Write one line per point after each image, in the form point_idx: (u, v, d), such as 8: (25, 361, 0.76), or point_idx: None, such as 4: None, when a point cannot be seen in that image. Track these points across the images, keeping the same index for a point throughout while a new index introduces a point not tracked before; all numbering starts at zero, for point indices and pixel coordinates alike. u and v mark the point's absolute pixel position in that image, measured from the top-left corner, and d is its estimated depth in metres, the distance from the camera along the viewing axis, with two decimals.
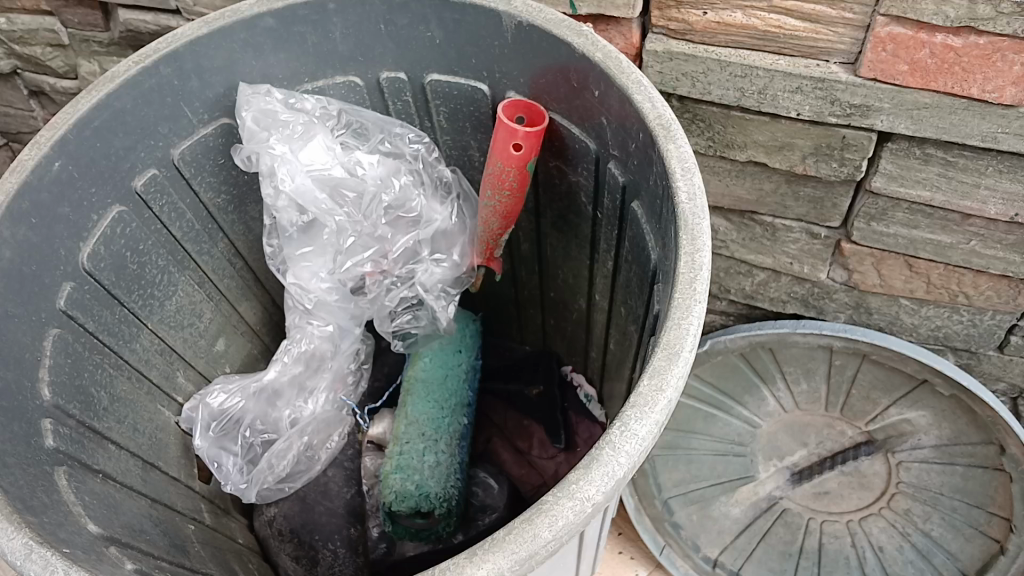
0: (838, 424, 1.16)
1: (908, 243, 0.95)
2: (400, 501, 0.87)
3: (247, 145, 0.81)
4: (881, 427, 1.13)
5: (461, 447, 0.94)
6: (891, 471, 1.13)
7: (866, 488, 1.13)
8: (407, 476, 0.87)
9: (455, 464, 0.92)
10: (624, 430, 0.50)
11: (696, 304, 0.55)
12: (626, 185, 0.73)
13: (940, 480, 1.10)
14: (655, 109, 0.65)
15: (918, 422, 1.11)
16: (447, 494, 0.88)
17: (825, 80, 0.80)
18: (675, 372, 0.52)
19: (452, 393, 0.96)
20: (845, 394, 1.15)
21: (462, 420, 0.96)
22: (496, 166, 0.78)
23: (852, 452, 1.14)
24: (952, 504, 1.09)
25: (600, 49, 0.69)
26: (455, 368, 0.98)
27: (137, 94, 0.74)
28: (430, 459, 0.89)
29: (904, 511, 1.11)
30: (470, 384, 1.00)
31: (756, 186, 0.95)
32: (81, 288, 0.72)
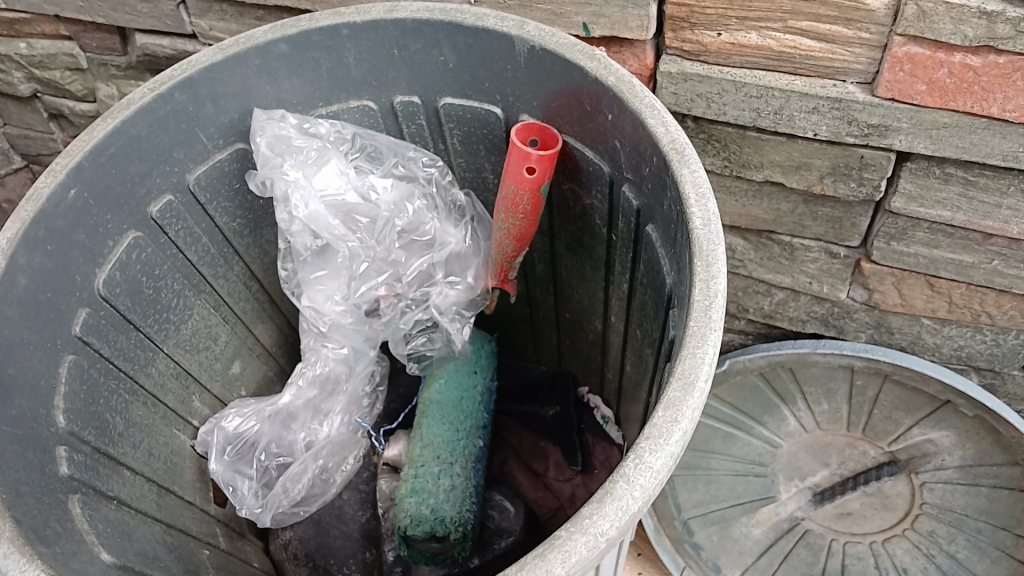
0: (859, 444, 1.14)
1: (930, 263, 0.93)
2: (415, 525, 0.86)
3: (261, 170, 0.81)
4: (904, 448, 1.12)
5: (477, 469, 0.93)
6: (914, 491, 1.11)
7: (888, 509, 1.11)
8: (422, 500, 0.87)
9: (471, 487, 0.91)
10: (638, 462, 0.49)
11: (712, 332, 0.54)
12: (640, 209, 0.72)
13: (964, 501, 1.09)
14: (669, 133, 0.64)
15: (941, 442, 1.10)
16: (462, 518, 0.88)
17: (842, 100, 0.79)
18: (691, 404, 0.52)
19: (468, 414, 0.96)
20: (866, 414, 1.14)
21: (479, 441, 0.95)
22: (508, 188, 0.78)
23: (874, 473, 1.12)
24: (977, 526, 1.07)
25: (612, 73, 0.69)
26: (470, 389, 0.98)
27: (152, 121, 0.74)
28: (445, 482, 0.89)
29: (928, 532, 1.08)
30: (486, 405, 1.00)
31: (774, 206, 0.94)
32: (97, 313, 0.73)
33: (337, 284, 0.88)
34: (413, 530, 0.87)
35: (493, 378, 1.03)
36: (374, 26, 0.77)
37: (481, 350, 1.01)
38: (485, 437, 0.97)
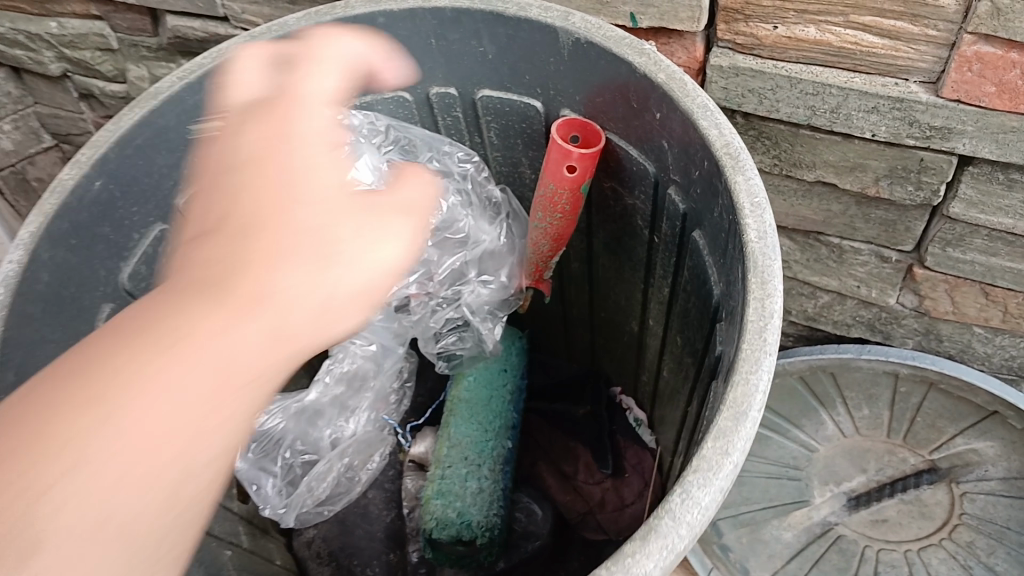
0: (899, 451, 1.08)
1: (986, 271, 0.89)
2: (440, 528, 0.85)
3: None
4: (946, 457, 1.06)
5: (507, 471, 0.91)
6: (954, 501, 1.03)
7: (927, 518, 1.03)
8: (448, 502, 0.86)
9: (499, 489, 0.89)
10: (685, 498, 0.46)
11: (766, 357, 0.50)
12: (686, 213, 0.69)
13: (1007, 514, 1.02)
14: (723, 136, 0.60)
15: (986, 452, 1.04)
16: (488, 522, 0.86)
17: (904, 101, 0.75)
18: (743, 435, 0.48)
19: (497, 414, 0.93)
20: (908, 421, 1.09)
21: (509, 442, 0.93)
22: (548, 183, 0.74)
23: (913, 480, 1.05)
24: (1019, 539, 1.00)
25: (662, 70, 0.65)
26: (500, 388, 0.96)
27: (182, 112, 0.71)
28: (472, 486, 0.87)
29: (967, 543, 1.00)
30: (517, 403, 0.97)
31: (824, 207, 0.90)
32: (121, 308, 0.71)
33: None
34: (439, 534, 0.85)
35: (524, 376, 1.00)
36: (411, 14, 0.73)
37: (511, 347, 0.99)
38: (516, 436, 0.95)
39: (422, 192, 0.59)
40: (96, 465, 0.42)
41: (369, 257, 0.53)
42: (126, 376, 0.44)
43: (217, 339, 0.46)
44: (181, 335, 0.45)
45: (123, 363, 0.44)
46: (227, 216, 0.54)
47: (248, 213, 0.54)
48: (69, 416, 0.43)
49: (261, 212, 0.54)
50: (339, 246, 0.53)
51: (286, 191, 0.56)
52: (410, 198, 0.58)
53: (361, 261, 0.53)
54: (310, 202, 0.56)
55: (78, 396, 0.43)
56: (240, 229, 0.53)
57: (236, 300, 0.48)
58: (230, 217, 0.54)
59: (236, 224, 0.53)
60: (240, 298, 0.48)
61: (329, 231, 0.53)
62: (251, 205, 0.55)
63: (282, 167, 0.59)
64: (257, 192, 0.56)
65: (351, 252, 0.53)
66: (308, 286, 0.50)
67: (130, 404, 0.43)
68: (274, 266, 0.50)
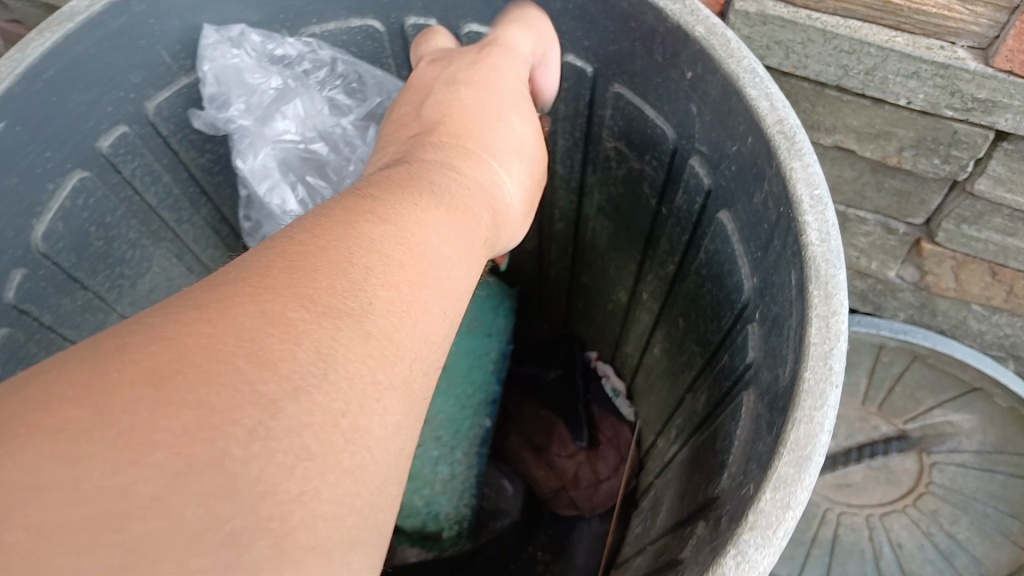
0: (872, 419, 1.09)
1: (999, 251, 0.83)
2: (407, 517, 0.84)
3: (207, 109, 0.68)
4: (921, 426, 1.06)
5: (484, 454, 0.88)
6: (922, 470, 1.07)
7: (892, 484, 1.09)
8: (418, 492, 0.84)
9: (473, 475, 0.86)
10: (741, 561, 0.40)
11: (833, 389, 0.43)
12: (711, 191, 0.60)
13: (975, 484, 1.06)
14: (775, 110, 0.51)
15: (961, 425, 1.04)
16: (456, 513, 0.84)
17: (949, 67, 0.66)
18: (807, 485, 0.41)
19: (472, 386, 0.89)
20: (886, 390, 1.06)
21: (487, 418, 0.89)
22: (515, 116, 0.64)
23: (883, 448, 1.08)
24: (984, 509, 1.06)
25: (701, 21, 0.55)
26: (483, 356, 0.92)
27: (102, 37, 0.59)
28: (442, 472, 0.85)
29: (931, 511, 1.08)
30: (498, 373, 0.92)
31: (835, 172, 0.83)
32: (35, 275, 0.59)
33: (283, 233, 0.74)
34: (408, 522, 0.84)
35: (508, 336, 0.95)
36: None
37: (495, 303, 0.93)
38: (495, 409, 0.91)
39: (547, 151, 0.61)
40: (394, 374, 0.33)
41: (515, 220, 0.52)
42: (372, 242, 0.37)
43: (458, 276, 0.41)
44: (450, 261, 0.40)
45: (406, 260, 0.38)
46: (469, 169, 0.49)
47: (506, 140, 0.53)
48: (286, 302, 0.32)
49: (517, 149, 0.54)
50: (523, 191, 0.53)
51: (531, 138, 0.55)
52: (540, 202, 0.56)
53: (510, 227, 0.51)
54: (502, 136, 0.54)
55: (326, 269, 0.35)
56: (478, 182, 0.49)
57: (457, 248, 0.42)
58: (469, 169, 0.49)
59: (490, 148, 0.52)
60: (465, 229, 0.44)
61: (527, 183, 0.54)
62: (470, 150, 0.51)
63: (510, 111, 0.55)
64: (519, 128, 0.55)
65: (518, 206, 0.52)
66: (506, 222, 0.50)
67: (410, 283, 0.37)
68: (481, 190, 0.48)
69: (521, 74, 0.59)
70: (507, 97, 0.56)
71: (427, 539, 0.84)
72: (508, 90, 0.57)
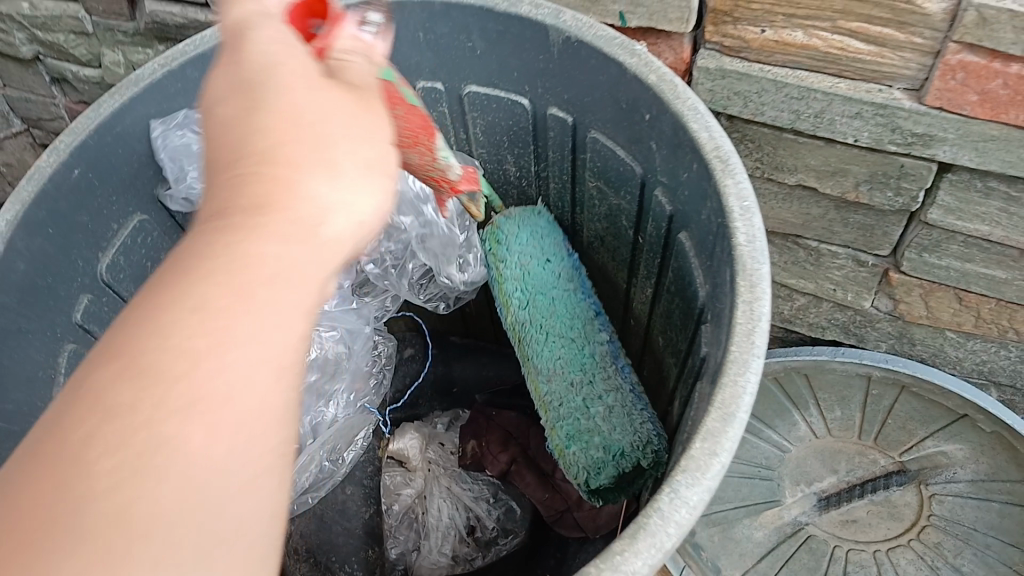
0: (869, 452, 1.06)
1: (961, 277, 0.90)
2: (596, 472, 0.76)
3: (175, 190, 0.73)
4: (915, 458, 1.04)
5: (618, 366, 0.81)
6: (922, 502, 1.01)
7: (895, 518, 1.01)
8: (587, 443, 0.77)
9: (631, 397, 0.79)
10: (674, 497, 0.47)
11: (754, 360, 0.51)
12: (672, 215, 0.69)
13: (974, 515, 0.99)
14: (712, 139, 0.60)
15: (955, 454, 1.03)
16: (640, 438, 0.76)
17: (887, 107, 0.75)
18: (730, 436, 0.49)
19: (570, 317, 0.82)
20: (880, 423, 1.07)
21: (600, 336, 0.82)
22: (415, 108, 0.69)
23: (883, 481, 1.03)
24: (986, 541, 0.97)
25: (654, 70, 0.65)
26: (557, 284, 0.83)
27: (161, 99, 0.70)
28: (601, 407, 0.78)
29: (936, 544, 0.98)
30: (579, 277, 0.85)
31: (803, 210, 0.91)
32: (99, 301, 0.69)
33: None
34: (597, 478, 0.76)
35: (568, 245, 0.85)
36: (400, 7, 0.72)
37: (536, 231, 0.84)
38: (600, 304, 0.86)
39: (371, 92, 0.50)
40: (160, 535, 0.35)
41: (364, 200, 0.46)
42: (100, 400, 0.36)
43: (234, 318, 0.39)
44: (213, 318, 0.38)
45: (150, 388, 0.36)
46: (258, 193, 0.43)
47: (304, 134, 0.46)
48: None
49: (319, 142, 0.46)
50: (350, 172, 0.46)
51: (332, 111, 0.47)
52: (386, 159, 0.48)
53: (353, 206, 0.45)
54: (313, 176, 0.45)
55: (43, 467, 0.34)
56: (277, 197, 0.43)
57: (221, 295, 0.39)
58: (261, 192, 0.43)
59: (288, 157, 0.45)
60: (237, 271, 0.40)
61: (356, 163, 0.46)
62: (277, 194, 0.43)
63: (290, 94, 0.47)
64: (312, 104, 0.47)
65: (356, 184, 0.45)
66: (333, 212, 0.44)
67: (143, 416, 0.35)
68: (287, 204, 0.43)
69: (287, 41, 0.51)
70: (288, 78, 0.48)
71: (629, 482, 0.76)
72: (282, 69, 0.48)
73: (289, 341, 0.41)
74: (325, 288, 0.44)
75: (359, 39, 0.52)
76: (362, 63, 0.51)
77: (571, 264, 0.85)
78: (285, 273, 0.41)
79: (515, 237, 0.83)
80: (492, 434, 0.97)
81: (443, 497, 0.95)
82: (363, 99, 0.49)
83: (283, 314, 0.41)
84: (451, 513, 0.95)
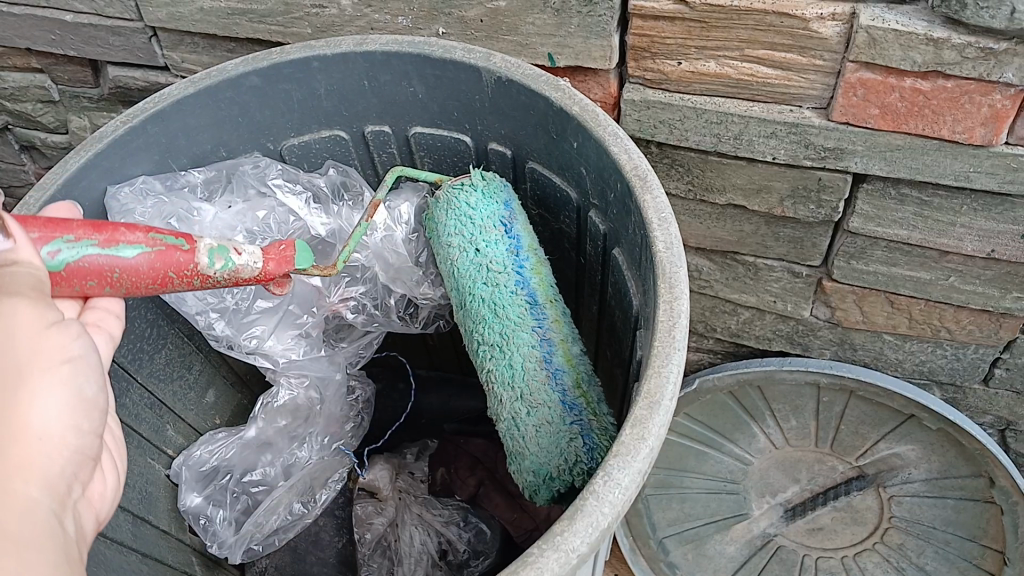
0: (828, 459, 1.05)
1: (889, 281, 0.96)
2: (535, 489, 0.76)
3: None
4: (870, 462, 1.03)
5: (549, 372, 0.76)
6: (883, 505, 1.01)
7: (859, 523, 1.01)
8: (522, 463, 0.75)
9: (560, 409, 0.74)
10: (607, 479, 0.51)
11: (675, 352, 0.56)
12: (607, 233, 0.75)
13: (932, 513, 1.00)
14: (632, 159, 0.66)
15: (908, 455, 1.02)
16: (567, 460, 0.73)
17: (799, 125, 0.82)
18: (656, 421, 0.54)
19: (498, 317, 0.78)
20: (833, 429, 1.06)
21: (527, 339, 0.77)
22: (142, 256, 0.63)
23: (843, 487, 1.02)
24: (944, 538, 0.98)
25: (577, 103, 0.71)
26: (488, 277, 0.79)
27: (124, 152, 0.77)
28: (528, 427, 0.74)
29: (898, 546, 0.98)
30: (513, 263, 0.80)
31: (737, 228, 0.97)
32: None
33: (266, 328, 0.85)
34: (539, 493, 0.76)
35: (506, 217, 0.81)
36: (344, 59, 0.78)
37: (460, 217, 0.80)
38: (542, 289, 0.80)
39: (35, 291, 0.52)
40: None
41: (56, 399, 0.50)
42: None
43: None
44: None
45: None
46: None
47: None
48: None
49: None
50: (40, 379, 0.49)
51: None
52: (62, 345, 0.51)
53: (48, 404, 0.49)
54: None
55: None
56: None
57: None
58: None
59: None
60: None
61: (37, 366, 0.49)
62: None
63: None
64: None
65: (46, 387, 0.49)
66: (28, 416, 0.48)
67: None
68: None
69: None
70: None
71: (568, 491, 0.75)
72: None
73: (27, 515, 0.46)
74: (49, 470, 0.49)
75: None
76: (20, 271, 0.52)
77: (506, 248, 0.80)
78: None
79: (445, 227, 0.82)
80: (460, 461, 1.12)
81: (415, 524, 0.99)
82: (31, 296, 0.51)
83: (12, 502, 0.45)
84: (422, 539, 0.98)
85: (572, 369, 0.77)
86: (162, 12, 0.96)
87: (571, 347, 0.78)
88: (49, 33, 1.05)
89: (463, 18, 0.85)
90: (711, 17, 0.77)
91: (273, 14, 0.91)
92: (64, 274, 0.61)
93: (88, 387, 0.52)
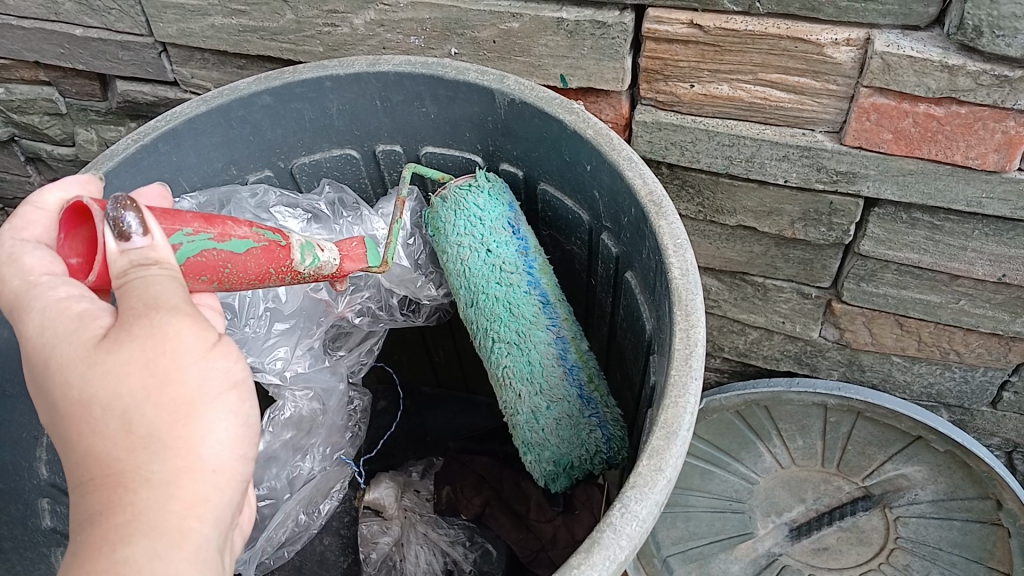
0: (834, 479, 1.03)
1: (898, 303, 0.95)
2: (551, 480, 0.78)
3: None
4: (877, 483, 1.02)
5: (566, 368, 0.77)
6: (889, 526, 0.99)
7: (865, 543, 0.98)
8: (537, 455, 0.77)
9: (579, 404, 0.76)
10: (624, 511, 0.51)
11: (692, 381, 0.56)
12: (619, 256, 0.76)
13: (938, 535, 0.97)
14: (646, 185, 0.66)
15: (914, 476, 1.01)
16: (588, 451, 0.75)
17: (811, 148, 0.82)
18: (673, 452, 0.53)
19: (520, 321, 0.78)
20: (840, 450, 1.05)
21: (543, 338, 0.77)
22: (251, 251, 0.67)
23: (849, 507, 1.00)
24: (951, 559, 0.95)
25: (590, 126, 0.71)
26: (506, 281, 0.79)
27: (135, 171, 0.76)
28: (548, 420, 0.76)
29: (903, 567, 0.96)
30: (524, 264, 0.80)
31: (746, 249, 0.97)
32: None
33: (288, 348, 0.85)
34: (556, 483, 0.78)
35: (513, 218, 0.80)
36: (357, 78, 0.78)
37: (469, 218, 0.79)
38: (551, 289, 0.80)
39: (185, 298, 0.52)
40: None
41: (225, 426, 0.50)
42: None
43: (143, 565, 0.44)
44: (115, 571, 0.43)
45: None
46: (112, 459, 0.47)
47: (136, 410, 0.48)
48: None
49: (166, 386, 0.48)
50: (208, 409, 0.50)
51: (156, 356, 0.48)
52: (231, 370, 0.52)
53: (218, 435, 0.50)
54: (165, 439, 0.48)
55: None
56: (134, 457, 0.47)
57: (122, 551, 0.44)
58: (111, 465, 0.47)
59: (139, 437, 0.48)
60: (119, 539, 0.44)
61: (204, 394, 0.50)
62: (136, 464, 0.47)
63: (98, 382, 0.48)
64: (124, 378, 0.48)
65: (214, 416, 0.50)
66: (199, 447, 0.49)
67: None
68: (154, 456, 0.47)
69: (76, 292, 0.54)
70: (78, 363, 0.49)
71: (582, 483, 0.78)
72: (57, 354, 0.50)
73: (200, 555, 0.46)
74: (220, 505, 0.49)
75: (135, 249, 0.53)
76: (161, 271, 0.53)
77: (516, 250, 0.80)
78: (171, 508, 0.46)
79: (452, 226, 0.80)
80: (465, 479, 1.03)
81: (420, 543, 0.99)
82: (178, 304, 0.51)
83: (189, 542, 0.46)
84: (427, 559, 0.98)
85: (586, 365, 0.78)
86: (172, 27, 0.96)
87: (581, 344, 0.80)
88: (58, 48, 1.05)
89: (476, 39, 0.85)
90: (725, 41, 0.77)
91: (284, 32, 0.91)
92: (184, 268, 0.63)
93: (251, 414, 0.52)
